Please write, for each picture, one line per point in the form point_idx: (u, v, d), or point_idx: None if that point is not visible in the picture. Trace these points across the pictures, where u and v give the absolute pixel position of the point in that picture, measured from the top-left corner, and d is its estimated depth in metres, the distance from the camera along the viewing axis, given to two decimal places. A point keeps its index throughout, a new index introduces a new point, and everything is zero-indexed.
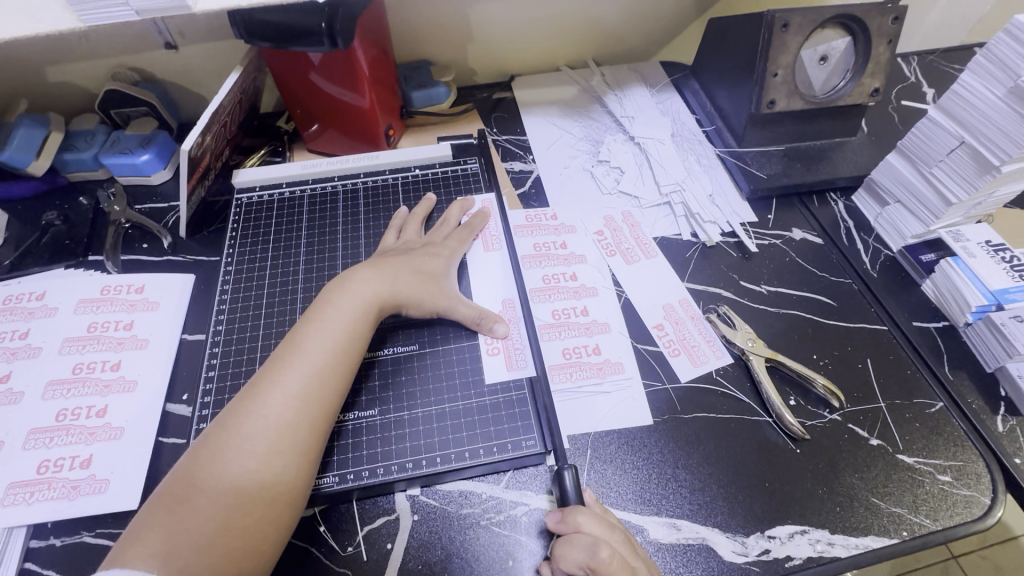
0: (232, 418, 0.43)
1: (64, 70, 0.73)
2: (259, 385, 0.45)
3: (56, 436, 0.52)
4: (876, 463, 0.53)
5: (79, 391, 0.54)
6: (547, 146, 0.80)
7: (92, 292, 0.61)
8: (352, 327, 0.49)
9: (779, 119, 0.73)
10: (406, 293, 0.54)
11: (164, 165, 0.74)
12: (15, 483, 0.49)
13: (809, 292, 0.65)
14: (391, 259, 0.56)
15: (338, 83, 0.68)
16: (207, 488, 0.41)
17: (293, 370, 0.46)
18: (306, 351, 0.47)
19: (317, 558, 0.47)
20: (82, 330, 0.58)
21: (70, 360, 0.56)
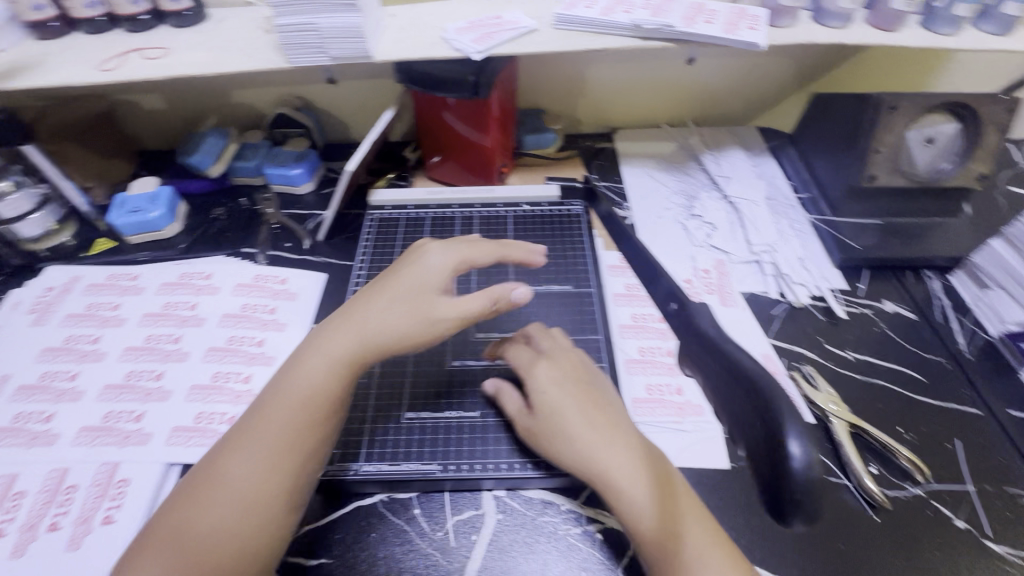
0: (200, 480, 0.45)
1: (246, 93, 0.88)
2: (241, 431, 0.47)
3: (210, 393, 0.61)
4: (961, 544, 0.52)
5: (231, 358, 0.64)
6: (643, 197, 0.86)
7: (247, 278, 0.73)
8: (332, 373, 0.48)
9: (877, 194, 0.75)
10: (383, 333, 0.50)
11: (310, 179, 0.86)
12: (178, 428, 0.58)
13: (898, 364, 0.66)
14: (397, 273, 0.54)
15: (468, 125, 0.78)
16: (181, 536, 0.43)
17: (277, 417, 0.46)
18: (284, 399, 0.47)
19: (412, 534, 0.53)
20: (237, 309, 0.69)
21: (226, 332, 0.67)
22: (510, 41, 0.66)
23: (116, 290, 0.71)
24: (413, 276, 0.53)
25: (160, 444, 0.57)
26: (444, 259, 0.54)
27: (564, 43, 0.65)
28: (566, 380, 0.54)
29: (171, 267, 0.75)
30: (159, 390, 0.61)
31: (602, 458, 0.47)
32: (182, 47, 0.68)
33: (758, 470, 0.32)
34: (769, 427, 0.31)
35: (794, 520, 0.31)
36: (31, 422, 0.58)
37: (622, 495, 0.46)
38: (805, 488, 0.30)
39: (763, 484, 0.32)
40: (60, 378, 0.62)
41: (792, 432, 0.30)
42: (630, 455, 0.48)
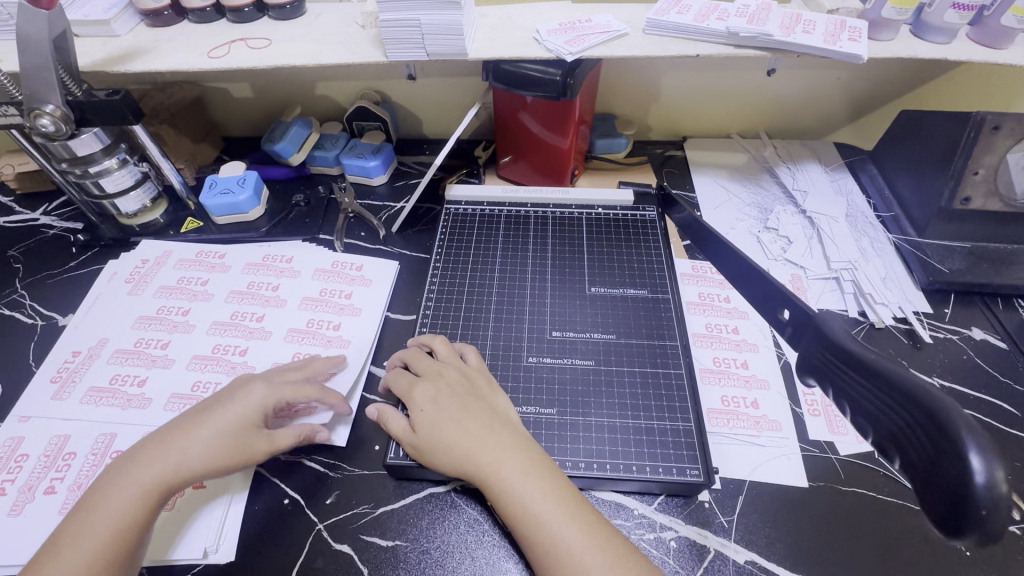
0: (54, 542, 0.46)
1: (328, 86, 0.92)
2: (144, 453, 0.50)
3: None
4: None
5: (311, 340, 0.66)
6: (715, 207, 0.85)
7: (325, 264, 0.75)
8: (182, 468, 0.49)
9: (969, 217, 0.72)
10: (209, 450, 0.50)
11: (384, 171, 0.89)
12: None
13: (989, 395, 0.63)
14: (225, 402, 0.54)
15: (546, 127, 0.79)
16: (69, 551, 0.45)
17: (135, 483, 0.48)
18: (139, 477, 0.48)
19: (485, 525, 0.53)
20: (315, 292, 0.71)
21: (306, 314, 0.69)
22: (602, 44, 0.66)
23: (205, 266, 0.75)
24: (230, 410, 0.53)
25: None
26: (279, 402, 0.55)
27: (656, 48, 0.65)
28: (441, 396, 0.55)
29: (254, 248, 0.78)
30: (244, 364, 0.64)
31: (488, 468, 0.49)
32: (284, 38, 0.71)
33: (930, 485, 0.31)
34: (942, 439, 0.30)
35: (966, 534, 0.30)
36: (126, 385, 0.61)
37: (510, 501, 0.48)
38: (988, 503, 0.28)
39: (938, 503, 0.31)
40: (153, 346, 0.65)
41: (970, 440, 0.29)
42: (490, 457, 0.49)
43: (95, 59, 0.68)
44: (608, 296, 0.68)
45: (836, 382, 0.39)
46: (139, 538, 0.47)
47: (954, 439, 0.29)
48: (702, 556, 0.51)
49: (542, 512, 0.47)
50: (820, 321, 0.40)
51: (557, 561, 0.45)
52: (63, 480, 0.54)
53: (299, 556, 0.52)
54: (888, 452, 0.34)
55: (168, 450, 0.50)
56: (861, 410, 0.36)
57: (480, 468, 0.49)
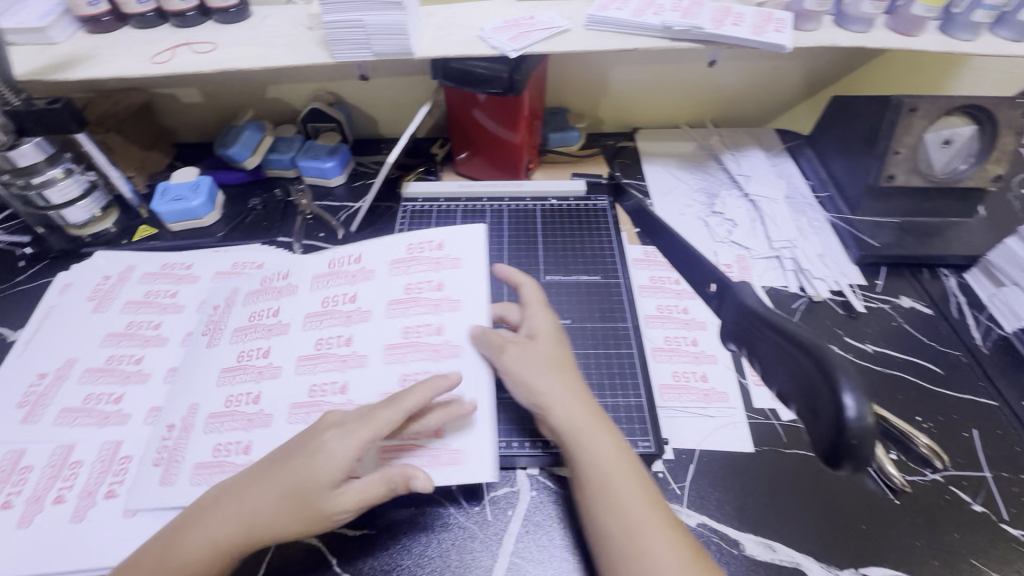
0: (134, 568, 0.46)
1: (280, 89, 0.91)
2: (214, 503, 0.47)
3: None
4: (979, 528, 0.54)
5: (253, 334, 0.61)
6: (665, 194, 0.89)
7: (270, 257, 0.71)
8: (257, 526, 0.46)
9: (895, 194, 0.77)
10: (279, 509, 0.45)
11: (341, 172, 0.89)
12: None
13: (915, 357, 0.68)
14: (321, 451, 0.46)
15: (498, 122, 0.81)
16: None
17: (210, 531, 0.46)
18: (206, 529, 0.46)
19: (452, 507, 0.55)
20: (256, 284, 0.66)
21: (247, 308, 0.64)
22: (544, 41, 0.68)
23: (172, 278, 0.74)
24: (310, 470, 0.46)
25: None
26: (357, 443, 0.46)
27: (596, 43, 0.68)
28: (533, 362, 0.54)
29: (221, 255, 0.77)
30: None
31: (582, 437, 0.50)
32: (228, 42, 0.71)
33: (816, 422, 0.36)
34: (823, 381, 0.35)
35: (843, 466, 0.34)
36: (100, 402, 0.61)
37: (593, 476, 0.48)
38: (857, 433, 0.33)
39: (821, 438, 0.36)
40: (126, 362, 0.64)
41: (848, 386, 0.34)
42: (587, 425, 0.51)
43: (33, 68, 0.67)
44: (561, 283, 0.71)
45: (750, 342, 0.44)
46: None
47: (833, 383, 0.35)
48: None
49: (610, 471, 0.48)
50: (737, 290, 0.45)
51: (626, 557, 0.44)
52: (21, 493, 0.54)
53: (269, 550, 0.53)
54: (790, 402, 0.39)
55: (241, 504, 0.46)
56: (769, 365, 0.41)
57: (574, 435, 0.50)
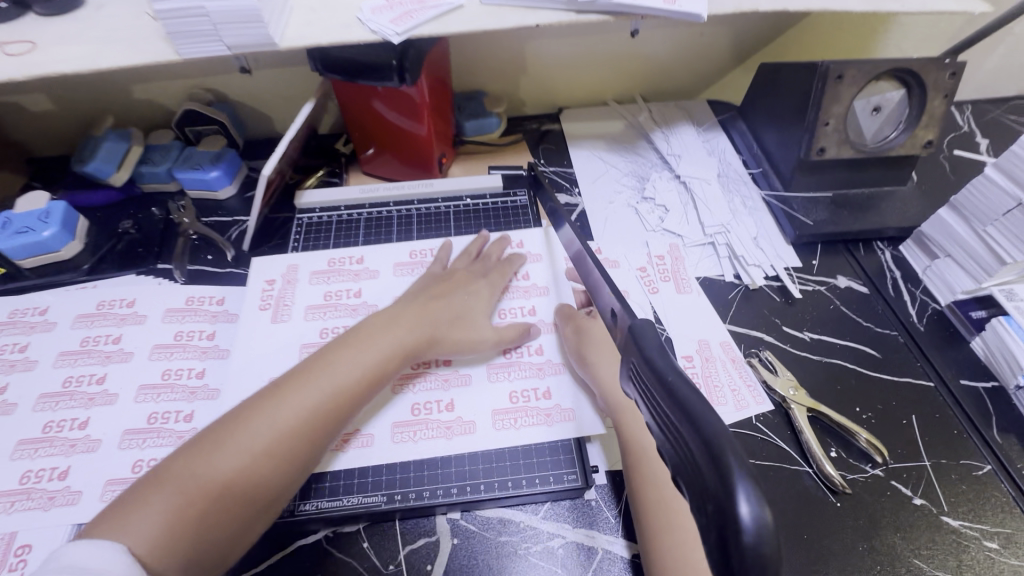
0: (249, 408, 0.48)
1: (146, 89, 0.79)
2: (283, 387, 0.50)
3: (148, 437, 0.55)
4: (920, 524, 0.52)
5: (168, 396, 0.58)
6: (593, 180, 0.82)
7: (178, 302, 0.66)
8: (381, 365, 0.54)
9: (828, 166, 0.73)
10: (438, 338, 0.58)
11: (230, 181, 0.78)
12: (112, 480, 0.52)
13: (853, 341, 0.65)
14: (452, 293, 0.62)
15: (401, 114, 0.72)
16: (260, 426, 0.47)
17: (338, 368, 0.52)
18: (332, 371, 0.51)
19: (363, 569, 0.49)
20: (169, 338, 0.62)
21: (160, 366, 0.60)
22: (433, 21, 0.59)
23: (24, 328, 0.63)
24: (455, 304, 0.61)
25: (94, 501, 0.51)
26: (490, 287, 0.64)
27: (493, 20, 0.59)
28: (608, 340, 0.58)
29: (86, 294, 0.66)
30: (86, 440, 0.54)
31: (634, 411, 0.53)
32: (51, 40, 0.58)
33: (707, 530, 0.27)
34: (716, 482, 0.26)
35: None
36: None
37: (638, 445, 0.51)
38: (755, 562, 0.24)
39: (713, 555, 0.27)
40: None
41: (747, 493, 0.25)
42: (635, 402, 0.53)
43: None
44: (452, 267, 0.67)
45: (644, 398, 0.34)
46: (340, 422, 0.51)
47: (727, 487, 0.25)
48: (590, 560, 0.49)
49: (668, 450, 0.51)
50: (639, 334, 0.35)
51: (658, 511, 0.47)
52: None
53: None
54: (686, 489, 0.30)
55: (315, 383, 0.50)
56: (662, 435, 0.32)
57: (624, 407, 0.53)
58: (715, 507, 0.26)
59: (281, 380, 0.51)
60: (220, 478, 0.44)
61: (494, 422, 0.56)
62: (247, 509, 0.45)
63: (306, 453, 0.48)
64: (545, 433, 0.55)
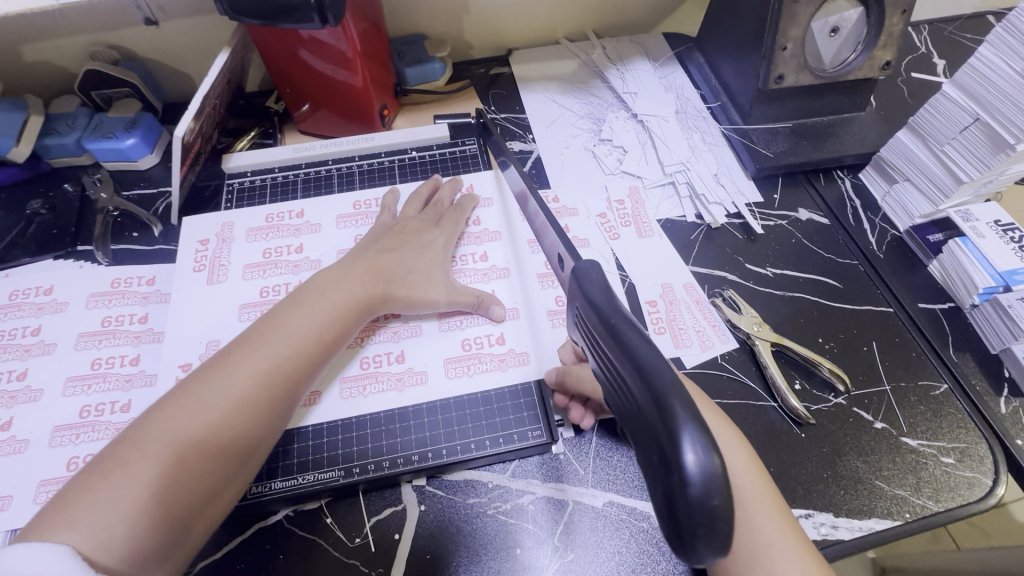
0: (198, 382, 0.44)
1: (38, 49, 0.69)
2: (231, 357, 0.46)
3: (82, 432, 0.51)
4: (881, 446, 0.53)
5: (100, 387, 0.53)
6: (548, 125, 0.77)
7: (102, 286, 0.60)
8: (335, 323, 0.51)
9: (786, 95, 0.70)
10: (394, 293, 0.54)
11: (150, 149, 0.71)
12: (45, 481, 0.48)
13: (815, 273, 0.64)
14: (405, 245, 0.58)
15: (331, 62, 0.65)
16: (213, 397, 0.43)
17: (291, 328, 0.48)
18: (286, 333, 0.48)
19: (331, 543, 0.48)
20: (95, 325, 0.57)
21: (88, 356, 0.55)
22: None
23: None
24: (408, 255, 0.57)
25: (27, 504, 0.47)
26: (446, 234, 0.61)
27: None
28: None
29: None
30: (11, 441, 0.50)
31: None
32: None
33: (651, 480, 0.26)
34: (659, 436, 0.25)
35: (698, 553, 0.25)
36: None
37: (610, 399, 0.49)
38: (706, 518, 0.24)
39: (658, 506, 0.26)
40: None
41: (690, 440, 0.24)
42: None
43: None
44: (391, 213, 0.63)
45: (593, 349, 0.32)
46: (300, 383, 0.48)
47: (671, 439, 0.24)
48: (561, 512, 0.49)
49: None
50: (580, 277, 0.33)
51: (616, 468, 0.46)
52: None
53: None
54: (631, 438, 0.29)
55: (263, 351, 0.46)
56: (612, 390, 0.30)
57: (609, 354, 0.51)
58: (659, 455, 0.25)
59: (228, 348, 0.47)
60: (168, 460, 0.40)
61: (445, 369, 0.54)
62: (207, 490, 0.42)
63: (262, 425, 0.45)
64: (504, 381, 0.54)
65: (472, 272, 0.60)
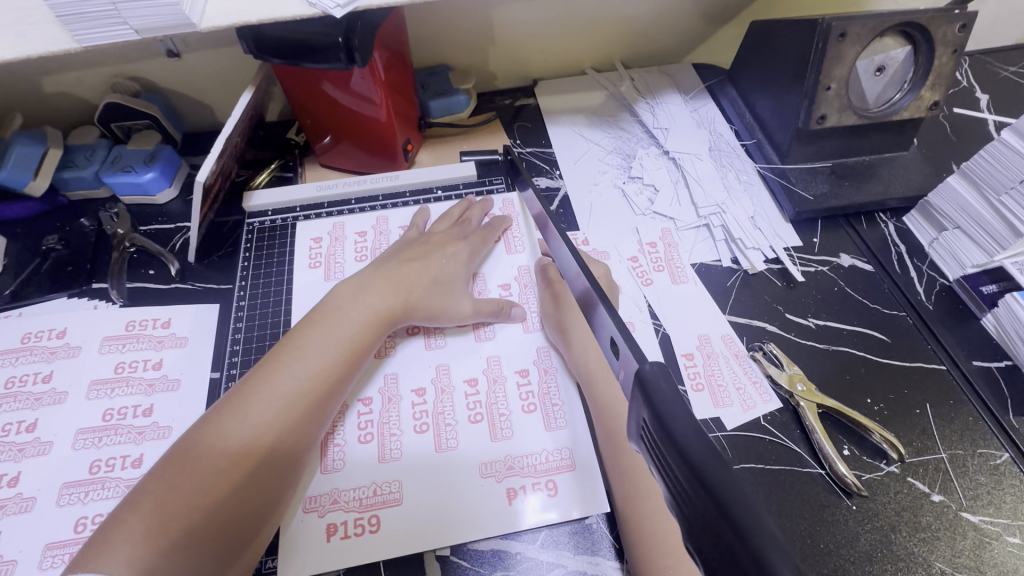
0: (230, 403, 0.46)
1: (58, 80, 0.68)
2: (371, 273, 0.56)
3: (91, 490, 0.49)
4: (939, 522, 0.49)
5: (111, 440, 0.51)
6: (574, 161, 0.75)
7: (116, 328, 0.58)
8: (355, 338, 0.51)
9: (828, 134, 0.67)
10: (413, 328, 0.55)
11: (169, 183, 0.69)
12: (51, 544, 0.46)
13: (860, 326, 0.61)
14: (428, 257, 0.58)
15: (356, 95, 0.63)
16: (241, 419, 0.45)
17: (315, 343, 0.49)
18: (306, 353, 0.49)
19: (419, 484, 0.48)
20: (109, 371, 0.55)
21: (99, 406, 0.53)
22: None
23: None
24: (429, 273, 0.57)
25: (31, 570, 0.45)
26: (471, 253, 0.61)
27: None
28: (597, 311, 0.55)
29: (9, 326, 0.58)
30: (18, 499, 0.48)
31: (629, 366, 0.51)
32: None
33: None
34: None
35: None
36: None
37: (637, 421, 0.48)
38: None
39: None
40: None
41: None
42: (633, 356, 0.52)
43: None
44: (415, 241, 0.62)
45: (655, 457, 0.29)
46: (323, 400, 0.48)
47: None
48: None
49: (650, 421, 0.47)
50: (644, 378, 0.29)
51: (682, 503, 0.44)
52: None
53: None
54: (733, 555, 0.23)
55: (412, 263, 0.57)
56: (674, 501, 0.28)
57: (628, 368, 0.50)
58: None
59: (254, 369, 0.49)
60: (212, 482, 0.42)
61: (518, 291, 0.61)
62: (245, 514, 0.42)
63: (291, 447, 0.45)
64: (548, 415, 0.52)
65: (512, 204, 0.68)
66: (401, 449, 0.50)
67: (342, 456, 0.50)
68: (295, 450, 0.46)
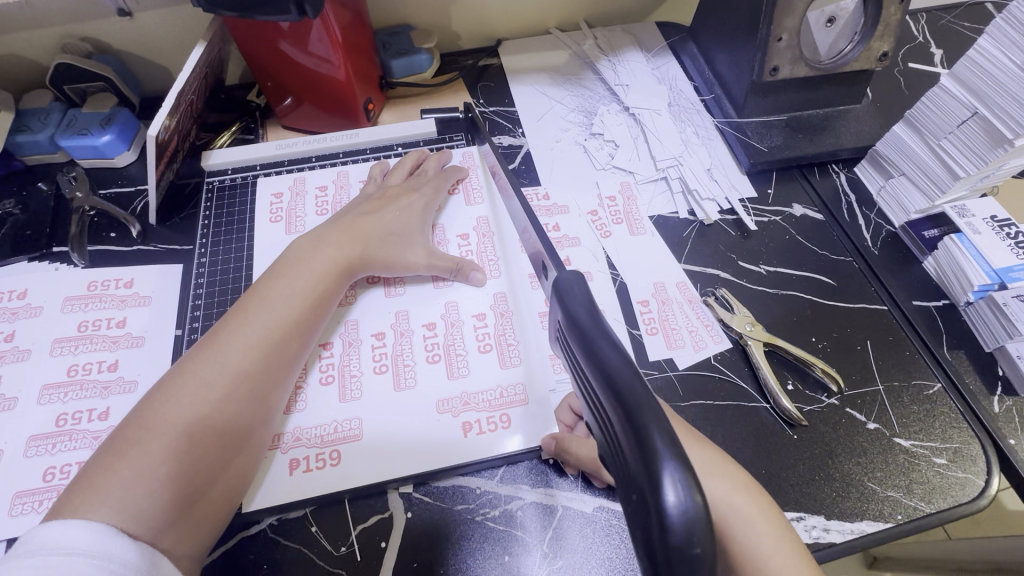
0: (200, 353, 0.46)
1: (7, 41, 0.67)
2: (329, 226, 0.57)
3: (58, 442, 0.50)
4: (874, 447, 0.52)
5: (77, 394, 0.52)
6: (537, 119, 0.75)
7: (79, 289, 0.58)
8: (319, 288, 0.52)
9: (782, 87, 0.69)
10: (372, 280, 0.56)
11: (127, 146, 0.69)
12: (21, 493, 0.47)
13: (808, 270, 0.63)
14: (385, 208, 0.59)
15: (312, 52, 0.62)
16: (210, 368, 0.45)
17: (281, 293, 0.50)
18: (272, 304, 0.49)
19: (381, 422, 0.50)
20: (72, 330, 0.56)
21: (64, 362, 0.54)
22: None
23: None
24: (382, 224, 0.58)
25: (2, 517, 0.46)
26: (426, 204, 0.61)
27: None
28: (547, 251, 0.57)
29: None
30: None
31: None
32: None
33: (631, 522, 0.28)
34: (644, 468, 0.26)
35: None
36: None
37: None
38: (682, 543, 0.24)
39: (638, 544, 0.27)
40: None
41: (671, 477, 0.25)
42: None
43: None
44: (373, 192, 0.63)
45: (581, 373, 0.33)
46: (290, 349, 0.49)
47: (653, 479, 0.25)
48: (551, 517, 0.47)
49: None
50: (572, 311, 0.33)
51: None
52: None
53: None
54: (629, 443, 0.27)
55: (367, 217, 0.58)
56: (595, 412, 0.32)
57: None
58: (641, 503, 0.26)
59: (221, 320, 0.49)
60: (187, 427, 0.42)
61: (476, 241, 0.62)
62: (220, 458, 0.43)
63: (263, 393, 0.47)
64: (500, 356, 0.54)
65: (472, 157, 0.69)
66: (362, 390, 0.52)
67: (304, 398, 0.51)
68: (267, 398, 0.47)
